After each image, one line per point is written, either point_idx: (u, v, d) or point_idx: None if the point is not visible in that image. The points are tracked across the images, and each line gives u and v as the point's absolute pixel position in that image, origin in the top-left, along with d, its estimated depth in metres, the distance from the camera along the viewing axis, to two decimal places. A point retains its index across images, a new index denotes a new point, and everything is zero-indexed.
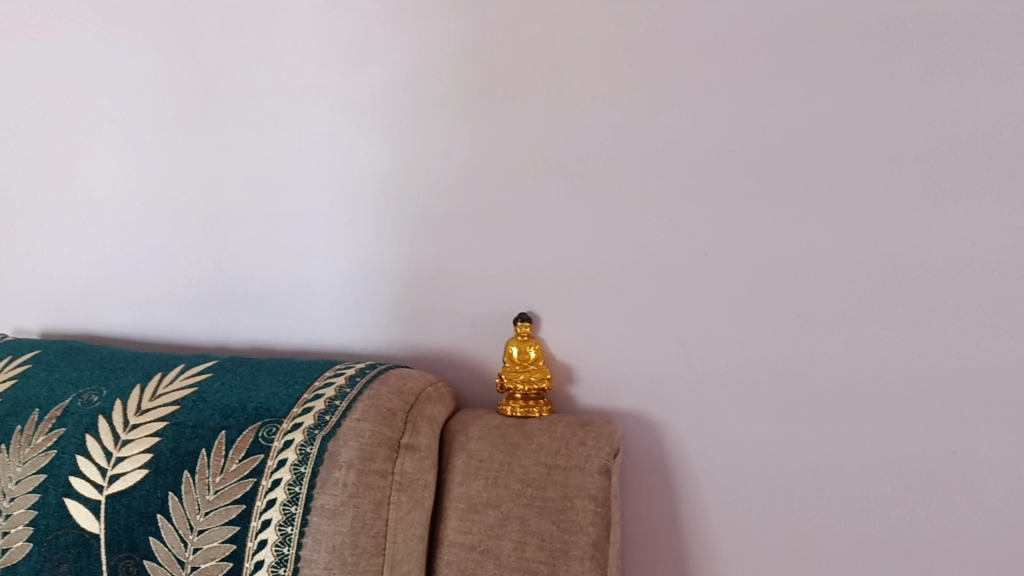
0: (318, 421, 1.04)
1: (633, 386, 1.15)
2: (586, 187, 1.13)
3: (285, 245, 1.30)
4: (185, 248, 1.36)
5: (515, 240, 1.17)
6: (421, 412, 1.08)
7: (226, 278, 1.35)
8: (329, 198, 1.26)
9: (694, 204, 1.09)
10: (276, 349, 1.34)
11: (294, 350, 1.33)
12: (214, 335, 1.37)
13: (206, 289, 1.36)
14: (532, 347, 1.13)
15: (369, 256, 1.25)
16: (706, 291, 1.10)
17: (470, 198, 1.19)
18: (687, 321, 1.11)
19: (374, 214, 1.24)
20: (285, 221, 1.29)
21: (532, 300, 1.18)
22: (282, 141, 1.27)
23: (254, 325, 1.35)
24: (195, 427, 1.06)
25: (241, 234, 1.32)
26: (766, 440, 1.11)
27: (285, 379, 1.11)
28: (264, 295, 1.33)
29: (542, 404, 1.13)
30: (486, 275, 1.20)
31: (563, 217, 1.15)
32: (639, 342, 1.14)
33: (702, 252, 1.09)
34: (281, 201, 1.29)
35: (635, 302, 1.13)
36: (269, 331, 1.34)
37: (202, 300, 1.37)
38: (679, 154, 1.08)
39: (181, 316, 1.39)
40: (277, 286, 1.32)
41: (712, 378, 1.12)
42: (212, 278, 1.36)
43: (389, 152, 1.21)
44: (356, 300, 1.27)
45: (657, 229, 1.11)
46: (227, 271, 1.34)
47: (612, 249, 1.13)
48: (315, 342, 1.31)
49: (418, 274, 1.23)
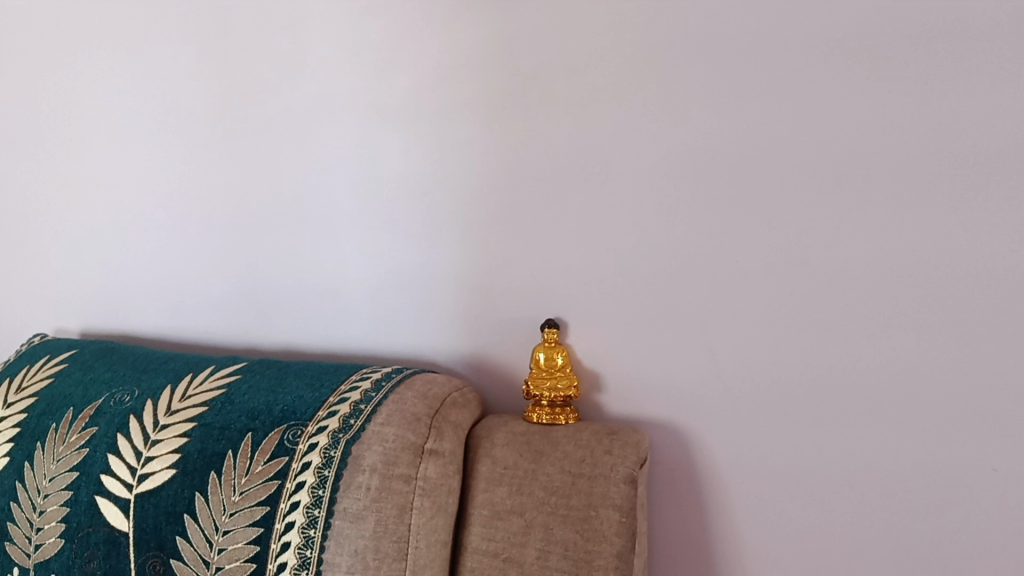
0: (342, 425, 1.04)
1: (661, 395, 1.13)
2: (614, 192, 1.12)
3: (316, 249, 1.31)
4: (219, 251, 1.38)
5: (543, 246, 1.16)
6: (446, 417, 1.08)
7: (259, 281, 1.36)
8: (359, 203, 1.26)
9: (724, 210, 1.07)
10: (307, 352, 1.35)
11: (325, 354, 1.34)
12: (246, 337, 1.39)
13: (239, 291, 1.38)
14: (558, 353, 1.12)
15: (398, 260, 1.25)
16: (736, 299, 1.08)
17: (499, 203, 1.18)
18: (717, 330, 1.09)
19: (403, 218, 1.24)
20: (316, 226, 1.30)
21: (560, 306, 1.17)
22: (312, 145, 1.28)
23: (285, 329, 1.36)
24: (222, 428, 1.07)
25: (272, 238, 1.33)
26: (797, 452, 1.08)
27: (312, 383, 1.11)
28: (295, 298, 1.34)
29: (569, 411, 1.12)
30: (514, 281, 1.19)
31: (591, 222, 1.13)
32: (668, 350, 1.12)
33: (732, 260, 1.07)
34: (311, 206, 1.30)
35: (663, 310, 1.11)
36: (300, 335, 1.35)
37: (235, 302, 1.38)
38: (709, 160, 1.06)
39: (215, 318, 1.40)
40: (308, 289, 1.33)
41: (742, 387, 1.09)
42: (245, 280, 1.37)
43: (418, 156, 1.21)
44: (385, 305, 1.28)
45: (687, 236, 1.09)
46: (259, 274, 1.36)
47: (640, 256, 1.12)
48: (344, 345, 1.32)
49: (447, 279, 1.23)
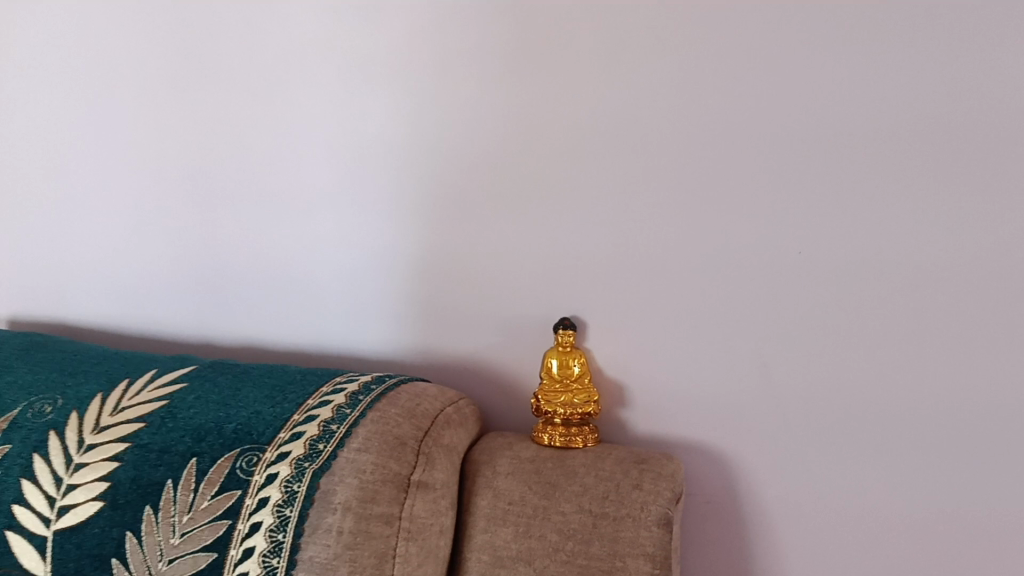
0: (308, 451, 0.84)
1: (700, 412, 0.94)
2: (650, 167, 0.91)
3: (283, 232, 1.10)
4: (169, 231, 1.17)
5: (559, 230, 0.96)
6: (437, 441, 0.88)
7: (217, 267, 1.15)
8: (334, 177, 1.05)
9: (786, 191, 0.87)
10: (274, 354, 1.14)
11: (294, 355, 1.13)
12: (201, 329, 1.18)
13: (193, 275, 1.17)
14: (574, 360, 0.92)
15: (382, 247, 1.05)
16: (796, 300, 0.89)
17: (505, 179, 0.97)
18: (771, 336, 0.90)
19: (388, 197, 1.03)
20: (282, 203, 1.09)
21: (579, 303, 0.96)
22: (277, 107, 1.06)
23: (249, 326, 1.15)
24: (160, 452, 0.87)
25: (231, 217, 1.12)
26: (865, 484, 0.90)
27: (272, 394, 0.90)
28: (258, 286, 1.13)
29: (587, 430, 0.92)
30: (523, 272, 0.98)
31: (617, 202, 0.93)
32: (708, 360, 0.92)
33: (795, 251, 0.88)
34: (277, 180, 1.09)
35: (706, 311, 0.92)
36: (266, 332, 1.14)
37: (187, 288, 1.18)
38: (769, 129, 0.87)
39: (166, 310, 1.19)
40: (275, 278, 1.12)
41: (798, 406, 0.90)
42: (200, 262, 1.16)
43: (406, 119, 1.00)
44: (367, 299, 1.07)
45: (738, 221, 0.89)
46: (217, 256, 1.15)
47: (679, 246, 0.92)
48: (315, 343, 1.12)
49: (441, 268, 1.02)
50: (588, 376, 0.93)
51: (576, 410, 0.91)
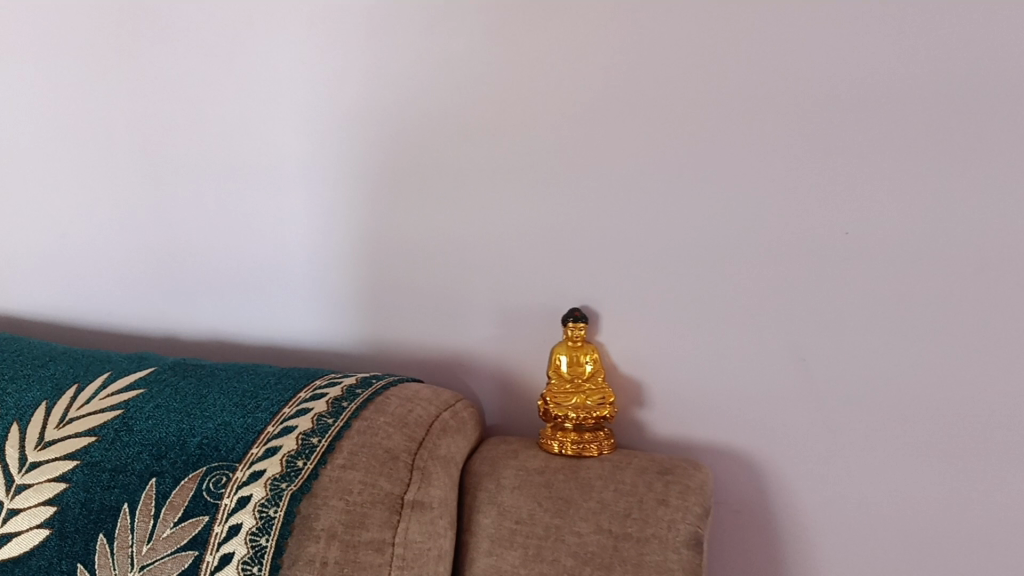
0: (285, 469, 0.72)
1: (727, 412, 0.83)
2: (675, 135, 0.79)
3: (250, 216, 0.98)
4: (123, 217, 1.04)
5: (568, 210, 0.84)
6: (434, 453, 0.77)
7: (179, 258, 1.03)
8: (308, 154, 0.93)
9: (834, 161, 0.76)
10: (246, 352, 1.03)
11: (268, 354, 1.02)
12: (161, 320, 1.06)
13: (151, 260, 1.04)
14: (586, 356, 0.82)
15: (366, 232, 0.93)
16: (842, 287, 0.78)
17: (506, 152, 0.85)
18: (812, 327, 0.79)
19: (371, 175, 0.91)
20: (249, 184, 0.97)
21: (592, 291, 0.85)
22: (241, 75, 0.94)
23: (216, 318, 1.03)
24: (114, 471, 0.75)
25: (192, 201, 1.00)
26: (918, 494, 0.79)
27: (241, 402, 0.78)
28: (224, 272, 1.01)
29: (603, 435, 0.81)
30: (527, 257, 0.87)
31: (632, 177, 0.81)
32: (736, 354, 0.82)
33: (841, 231, 0.77)
34: (243, 159, 0.96)
35: (738, 299, 0.81)
36: (236, 329, 1.03)
37: (145, 275, 1.05)
38: (814, 88, 0.75)
39: (124, 304, 1.08)
40: (243, 269, 1.00)
41: (838, 405, 0.80)
42: (158, 245, 1.03)
43: (389, 82, 0.88)
44: (349, 291, 0.96)
45: (776, 196, 0.78)
46: (177, 239, 1.02)
47: (707, 225, 0.80)
48: (291, 336, 1.00)
49: (434, 254, 0.91)
50: (602, 374, 0.83)
51: (589, 413, 0.81)
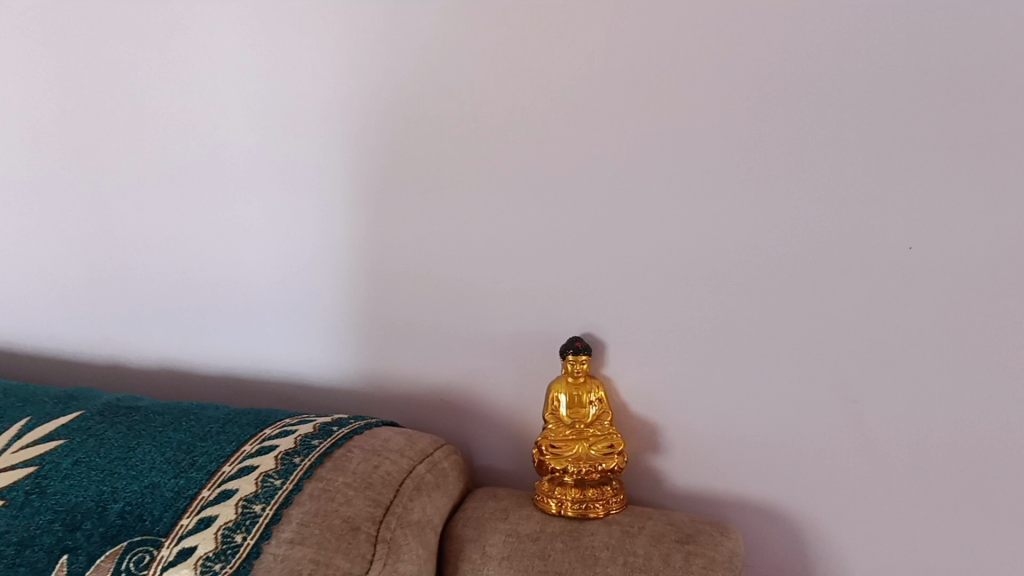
0: (220, 546, 0.59)
1: (760, 461, 0.69)
2: (695, 128, 0.65)
3: (199, 231, 0.85)
4: (56, 234, 0.91)
5: (567, 220, 0.70)
6: (405, 518, 0.63)
7: (121, 279, 0.90)
8: (264, 158, 0.80)
9: (892, 159, 0.61)
10: (199, 388, 0.90)
11: (225, 390, 0.88)
12: (106, 347, 0.93)
13: (90, 279, 0.91)
14: (589, 396, 0.68)
15: (330, 247, 0.79)
16: (904, 314, 0.63)
17: (491, 152, 0.72)
18: (867, 363, 0.65)
19: (335, 181, 0.78)
20: (196, 194, 0.84)
21: (596, 317, 0.71)
22: (180, 68, 0.81)
23: (165, 345, 0.90)
24: (20, 547, 0.62)
25: (132, 214, 0.87)
26: (1000, 567, 0.65)
27: (174, 458, 0.65)
28: (172, 293, 0.88)
29: (609, 491, 0.68)
30: (520, 277, 0.73)
31: (642, 182, 0.68)
32: (770, 394, 0.68)
33: (902, 246, 0.62)
34: (188, 164, 0.83)
35: (774, 328, 0.67)
36: (187, 361, 0.89)
37: (84, 295, 0.92)
38: (865, 70, 0.61)
39: (64, 328, 0.94)
40: (192, 291, 0.87)
41: (897, 457, 0.66)
42: (97, 262, 0.90)
43: (353, 71, 0.74)
44: (314, 316, 0.82)
45: (821, 203, 0.64)
46: (119, 255, 0.89)
47: (735, 238, 0.66)
48: (249, 365, 0.86)
49: (410, 273, 0.77)
50: (608, 416, 0.69)
51: (593, 466, 0.67)
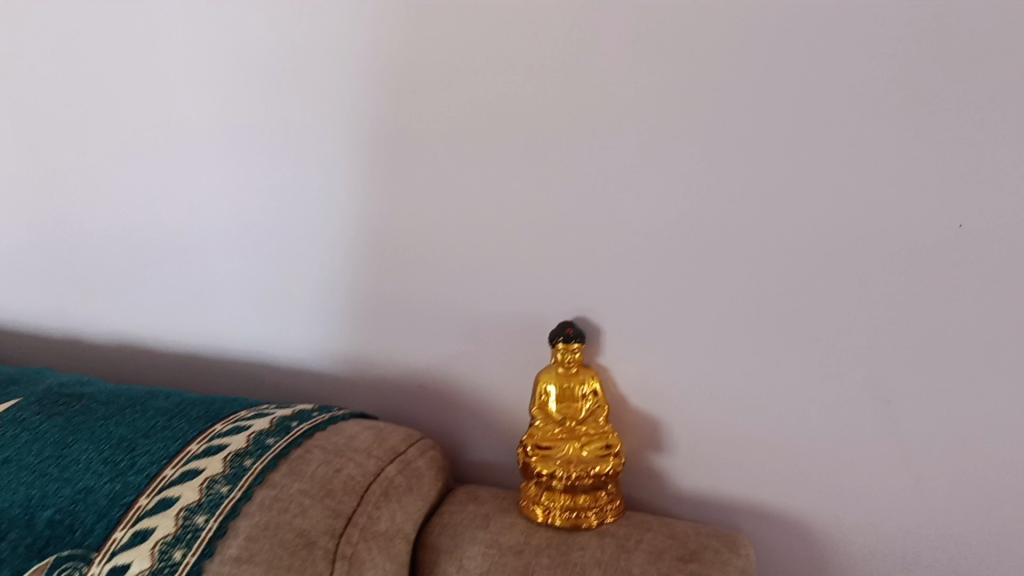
0: (157, 566, 0.51)
1: (776, 463, 0.61)
2: (705, 84, 0.56)
3: (152, 199, 0.77)
4: None
5: (559, 190, 0.61)
6: (371, 530, 0.56)
7: (72, 247, 0.82)
8: (218, 119, 0.72)
9: (943, 122, 0.52)
10: (161, 366, 0.82)
11: (191, 371, 0.81)
12: (58, 319, 0.85)
13: (37, 246, 0.83)
14: (583, 388, 0.60)
15: (297, 216, 0.71)
16: (951, 302, 0.54)
17: (471, 112, 0.63)
18: (905, 358, 0.56)
19: (299, 144, 0.69)
20: (147, 160, 0.76)
21: (593, 299, 0.63)
22: (119, 21, 0.72)
23: (122, 318, 0.82)
24: None
25: (79, 184, 0.79)
26: None
27: (112, 457, 0.58)
28: (127, 261, 0.80)
29: (603, 497, 0.60)
30: (507, 253, 0.65)
31: (643, 147, 0.58)
32: (789, 389, 0.59)
33: (950, 224, 0.53)
34: (135, 128, 0.75)
35: (798, 316, 0.58)
36: (148, 340, 0.82)
37: (32, 264, 0.84)
38: (913, 13, 0.51)
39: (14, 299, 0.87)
40: (149, 265, 0.79)
41: (935, 463, 0.57)
42: (44, 228, 0.82)
43: (313, 16, 0.65)
44: (282, 293, 0.74)
45: (856, 173, 0.54)
46: (67, 220, 0.81)
47: (754, 213, 0.57)
48: (213, 341, 0.79)
49: (386, 246, 0.69)
50: (603, 411, 0.61)
51: (586, 470, 0.59)
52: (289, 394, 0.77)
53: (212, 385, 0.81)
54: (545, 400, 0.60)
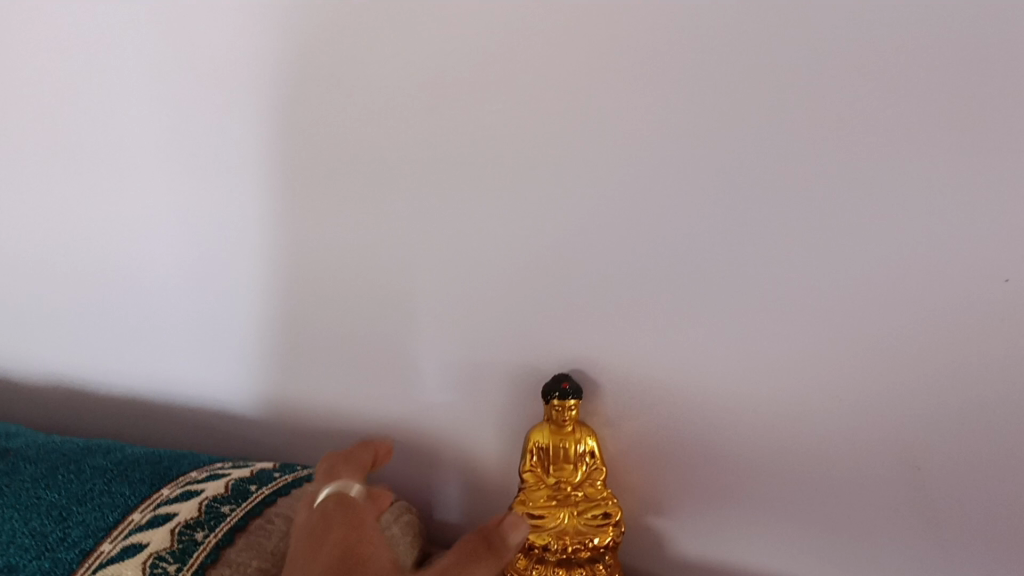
0: None
1: (787, 535, 0.55)
2: (711, 117, 0.48)
3: (94, 242, 0.70)
4: None
5: (544, 231, 0.54)
6: None
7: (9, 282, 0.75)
8: (161, 155, 0.65)
9: (996, 158, 0.43)
10: (107, 410, 0.75)
11: (141, 423, 0.74)
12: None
13: None
14: (578, 447, 0.54)
15: (253, 251, 0.64)
16: (999, 367, 0.46)
17: (441, 147, 0.55)
18: (941, 427, 0.49)
19: (251, 178, 0.62)
20: (86, 200, 0.69)
21: (583, 349, 0.56)
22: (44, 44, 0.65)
23: (64, 359, 0.75)
24: None
25: (14, 228, 0.73)
26: None
27: (40, 527, 0.51)
28: (68, 298, 0.73)
29: (601, 574, 0.53)
30: (487, 297, 0.58)
31: (636, 188, 0.51)
32: (801, 458, 0.53)
33: (996, 279, 0.45)
34: (71, 167, 0.68)
35: (811, 380, 0.51)
36: (94, 390, 0.75)
37: None
38: (954, 35, 0.43)
39: None
40: (93, 312, 0.72)
41: (972, 547, 0.50)
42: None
43: (257, 30, 0.58)
44: (238, 339, 0.68)
45: (891, 218, 0.46)
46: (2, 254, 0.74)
47: (770, 261, 0.50)
48: (163, 385, 0.72)
49: (351, 287, 0.62)
50: (601, 476, 0.55)
51: (582, 542, 0.53)
52: (252, 447, 0.71)
53: (166, 438, 0.74)
54: (536, 462, 0.54)
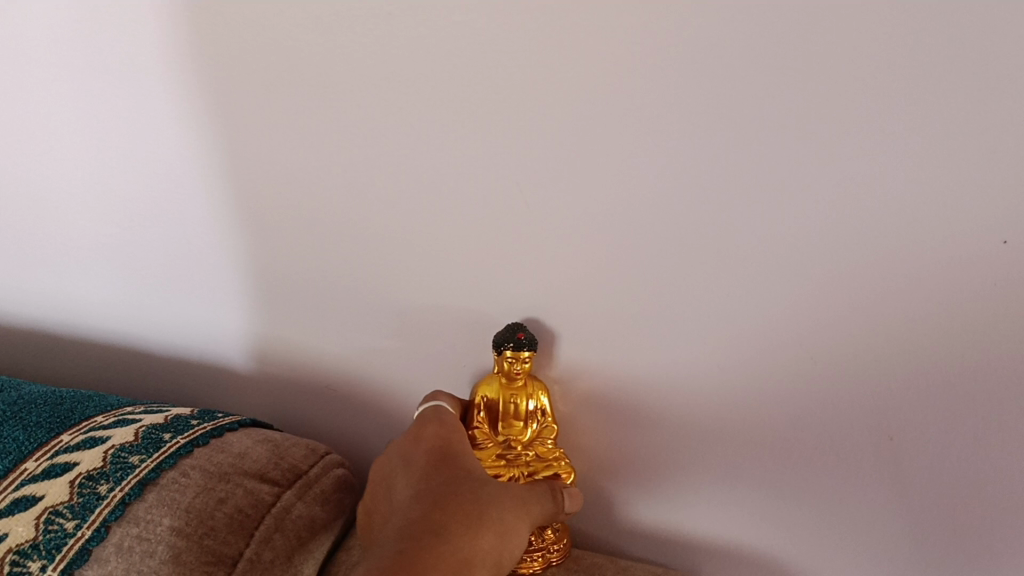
0: None
1: (744, 495, 0.52)
2: (695, 45, 0.43)
3: (10, 154, 0.64)
4: None
5: (504, 166, 0.49)
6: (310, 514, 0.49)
7: None
8: (77, 61, 0.58)
9: (1014, 106, 0.39)
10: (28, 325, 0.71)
11: (69, 349, 0.70)
12: None
13: None
14: (528, 402, 0.50)
15: (177, 167, 0.58)
16: (989, 335, 0.43)
17: (390, 66, 0.49)
18: (919, 397, 0.45)
19: (173, 87, 0.56)
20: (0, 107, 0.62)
21: (542, 296, 0.52)
22: None
23: None
24: None
25: None
26: None
27: None
28: None
29: (546, 538, 0.50)
30: (433, 231, 0.53)
31: (603, 119, 0.46)
32: (763, 419, 0.49)
33: (994, 238, 0.41)
34: None
35: (780, 339, 0.47)
36: (18, 310, 0.71)
37: None
38: None
39: None
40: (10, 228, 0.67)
41: (938, 516, 0.47)
42: None
43: None
44: (169, 267, 0.63)
45: (889, 166, 0.42)
46: None
47: (750, 209, 0.45)
48: (85, 300, 0.67)
49: (290, 218, 0.57)
50: (552, 434, 0.51)
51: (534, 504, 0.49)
52: (185, 380, 0.66)
53: (94, 365, 0.70)
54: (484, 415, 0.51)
